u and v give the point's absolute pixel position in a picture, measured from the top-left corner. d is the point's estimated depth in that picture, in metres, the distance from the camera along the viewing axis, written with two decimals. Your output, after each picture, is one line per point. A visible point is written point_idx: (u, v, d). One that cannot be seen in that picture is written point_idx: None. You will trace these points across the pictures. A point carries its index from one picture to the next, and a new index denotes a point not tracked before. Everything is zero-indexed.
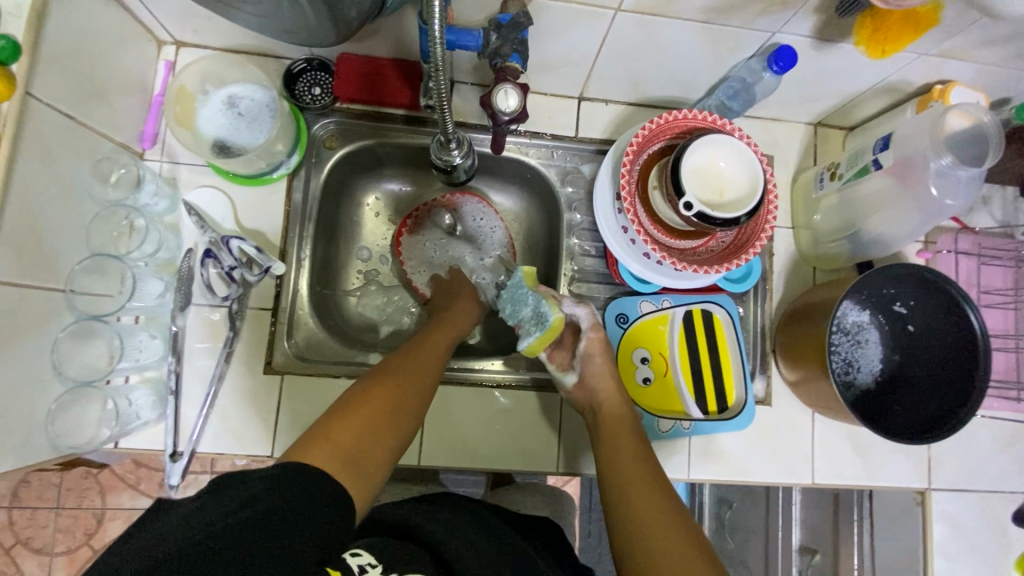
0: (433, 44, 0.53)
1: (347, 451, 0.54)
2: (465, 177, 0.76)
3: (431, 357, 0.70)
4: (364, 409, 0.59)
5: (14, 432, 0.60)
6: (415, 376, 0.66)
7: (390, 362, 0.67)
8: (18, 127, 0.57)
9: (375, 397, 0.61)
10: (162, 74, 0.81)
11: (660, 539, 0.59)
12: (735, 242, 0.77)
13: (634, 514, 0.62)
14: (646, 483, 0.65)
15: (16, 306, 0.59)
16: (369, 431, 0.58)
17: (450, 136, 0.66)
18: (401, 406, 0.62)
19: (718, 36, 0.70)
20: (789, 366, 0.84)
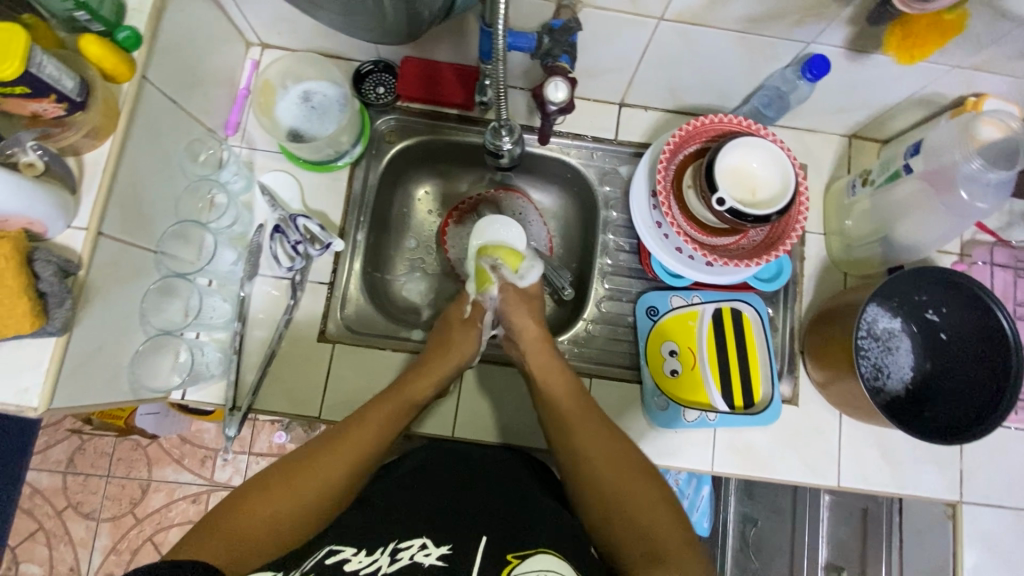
0: (497, 40, 0.59)
1: (240, 540, 0.58)
2: (511, 164, 0.82)
3: (365, 438, 0.69)
4: (275, 493, 0.62)
5: (104, 369, 0.68)
6: (340, 459, 0.66)
7: (321, 442, 0.68)
8: (134, 104, 0.67)
9: (285, 484, 0.63)
10: (248, 71, 0.91)
11: (605, 471, 0.69)
12: (767, 239, 0.80)
13: (585, 457, 0.71)
14: (602, 454, 0.71)
15: (118, 259, 0.68)
16: (272, 519, 0.60)
17: (502, 123, 0.71)
18: (318, 489, 0.63)
19: (755, 46, 0.75)
20: (816, 366, 0.85)
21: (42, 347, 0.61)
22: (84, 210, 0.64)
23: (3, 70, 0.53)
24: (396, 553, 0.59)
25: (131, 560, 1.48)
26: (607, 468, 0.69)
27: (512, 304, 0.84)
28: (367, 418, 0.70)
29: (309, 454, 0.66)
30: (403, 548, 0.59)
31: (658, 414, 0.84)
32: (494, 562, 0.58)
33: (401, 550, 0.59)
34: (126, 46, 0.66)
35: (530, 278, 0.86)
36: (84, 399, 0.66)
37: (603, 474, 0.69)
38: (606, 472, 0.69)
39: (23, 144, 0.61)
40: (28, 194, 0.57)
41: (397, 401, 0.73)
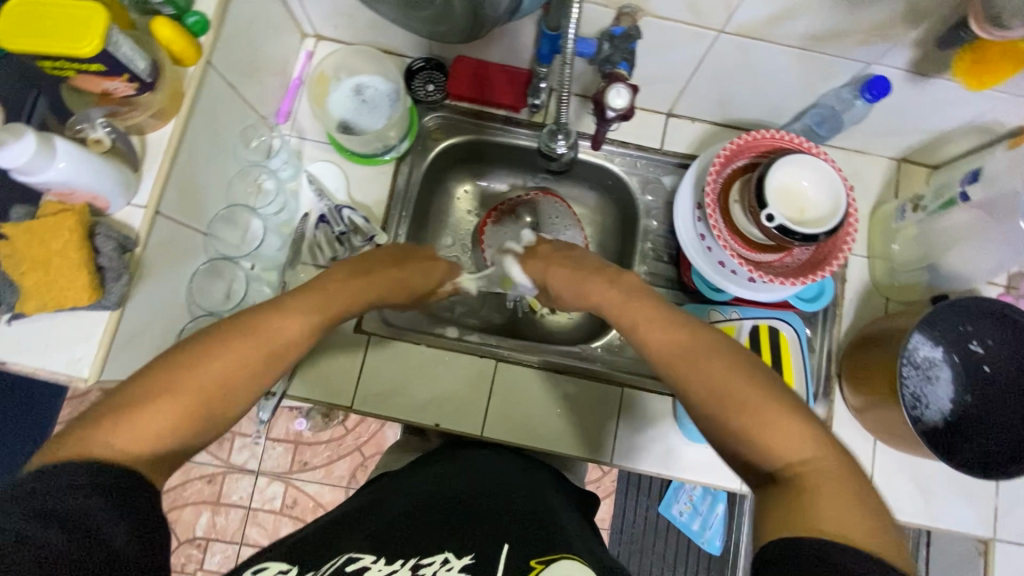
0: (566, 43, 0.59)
1: (142, 441, 0.45)
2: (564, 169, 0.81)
3: (285, 329, 0.56)
4: (176, 389, 0.48)
5: (151, 346, 0.70)
6: (255, 347, 0.53)
7: (224, 326, 0.53)
8: (198, 88, 0.68)
9: (189, 374, 0.49)
10: (302, 61, 0.92)
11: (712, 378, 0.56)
12: (813, 258, 0.79)
13: (680, 369, 0.58)
14: (717, 367, 0.56)
15: (171, 238, 0.69)
16: (179, 416, 0.47)
17: (559, 126, 0.71)
18: (236, 378, 0.51)
19: (813, 64, 0.75)
20: (853, 391, 0.84)
21: (96, 320, 0.62)
22: (143, 188, 0.65)
23: (82, 47, 0.54)
24: (418, 569, 0.55)
25: None
26: (698, 369, 0.57)
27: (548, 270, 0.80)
28: (282, 311, 0.57)
29: (215, 337, 0.52)
30: (426, 563, 0.55)
31: (689, 428, 0.83)
32: (521, 563, 0.55)
33: (422, 566, 0.54)
34: (194, 31, 0.68)
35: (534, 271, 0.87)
36: (130, 373, 0.67)
37: (725, 388, 0.54)
38: (732, 387, 0.54)
39: (93, 122, 0.63)
40: (96, 169, 0.59)
41: (341, 297, 0.65)
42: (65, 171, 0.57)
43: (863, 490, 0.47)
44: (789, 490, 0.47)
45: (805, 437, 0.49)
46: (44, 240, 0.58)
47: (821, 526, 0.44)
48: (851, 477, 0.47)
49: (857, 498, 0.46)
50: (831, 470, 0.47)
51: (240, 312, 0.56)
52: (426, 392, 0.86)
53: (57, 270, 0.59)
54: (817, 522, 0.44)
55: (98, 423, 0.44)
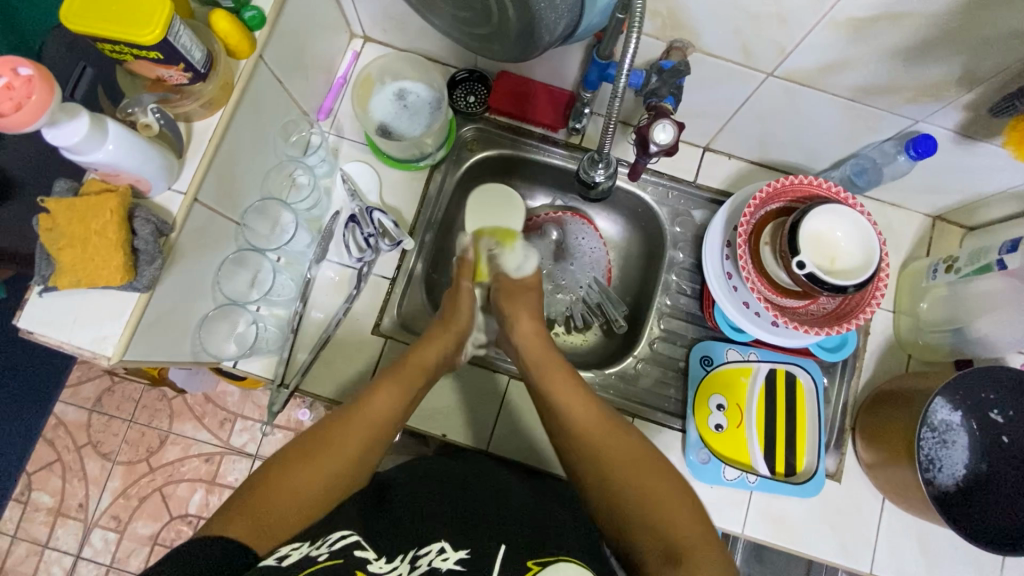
0: (618, 75, 0.59)
1: (254, 521, 0.54)
2: (600, 197, 0.80)
3: (371, 413, 0.68)
4: (280, 484, 0.58)
5: (174, 329, 0.70)
6: (345, 439, 0.64)
7: (316, 432, 0.65)
8: (247, 80, 0.69)
9: (293, 471, 0.60)
10: (348, 61, 0.93)
11: (614, 447, 0.68)
12: (838, 310, 0.79)
13: (592, 437, 0.69)
14: (625, 461, 0.66)
15: (206, 225, 0.70)
16: (280, 504, 0.57)
17: (601, 155, 0.71)
18: (329, 467, 0.61)
19: (859, 115, 0.75)
20: (866, 447, 0.83)
21: (125, 301, 0.63)
22: (185, 175, 0.66)
23: (144, 35, 0.55)
24: (417, 560, 0.55)
25: (139, 508, 1.45)
26: (609, 443, 0.68)
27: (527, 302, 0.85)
28: (371, 397, 0.69)
29: (310, 441, 0.63)
30: (422, 554, 0.56)
31: (698, 468, 0.82)
32: (517, 559, 0.57)
33: (420, 557, 0.55)
34: (250, 25, 0.69)
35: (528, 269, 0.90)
36: (151, 354, 0.68)
37: (632, 478, 0.64)
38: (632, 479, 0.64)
39: (143, 107, 0.64)
40: (143, 155, 0.59)
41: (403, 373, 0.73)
42: (112, 154, 0.57)
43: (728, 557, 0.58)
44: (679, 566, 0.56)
45: (692, 521, 0.60)
46: (85, 217, 0.59)
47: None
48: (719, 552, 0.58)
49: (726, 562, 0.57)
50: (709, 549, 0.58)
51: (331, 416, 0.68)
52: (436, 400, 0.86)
53: (94, 249, 0.59)
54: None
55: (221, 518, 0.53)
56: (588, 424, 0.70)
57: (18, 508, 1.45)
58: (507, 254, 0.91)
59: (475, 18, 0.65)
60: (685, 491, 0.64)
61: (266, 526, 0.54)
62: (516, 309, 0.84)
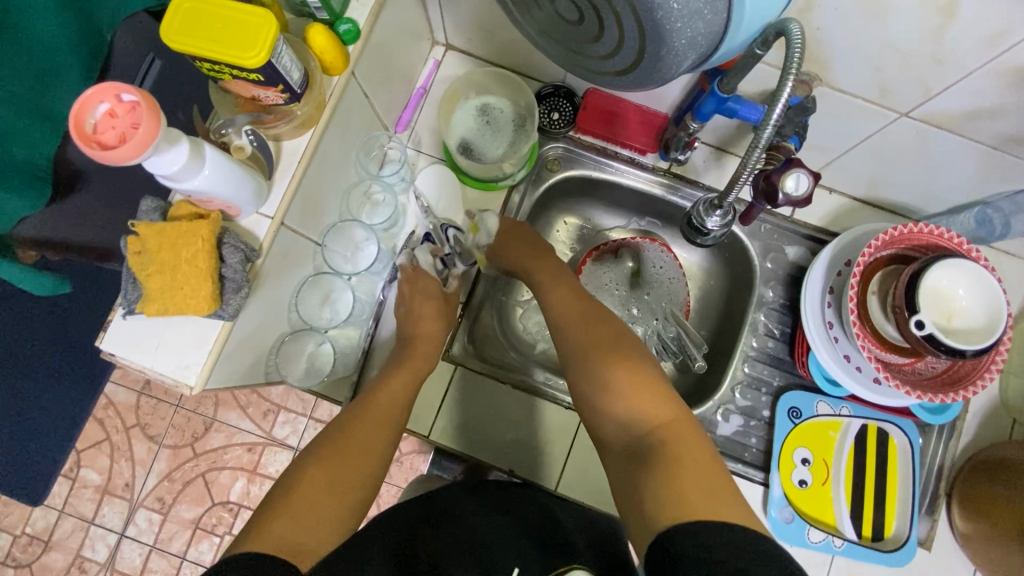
0: (764, 125, 0.53)
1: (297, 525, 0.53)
2: (709, 244, 0.74)
3: (384, 420, 0.68)
4: (308, 489, 0.57)
5: (251, 353, 0.68)
6: (365, 435, 0.65)
7: (334, 437, 0.64)
8: (337, 97, 0.66)
9: (323, 480, 0.59)
10: (428, 70, 0.88)
11: (584, 330, 0.72)
12: (948, 372, 0.72)
13: (566, 327, 0.73)
14: (611, 367, 0.66)
15: (289, 248, 0.68)
16: (315, 508, 0.56)
17: (723, 202, 0.65)
18: (354, 471, 0.61)
19: (996, 163, 0.68)
20: (965, 517, 0.77)
21: (209, 329, 0.60)
22: (273, 198, 0.63)
23: (248, 58, 0.52)
24: None
25: (183, 492, 1.44)
26: (582, 330, 0.72)
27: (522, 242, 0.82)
28: (382, 393, 0.70)
29: (333, 448, 0.63)
30: None
31: (780, 526, 0.78)
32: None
33: None
34: (345, 39, 0.65)
35: (492, 224, 0.82)
36: (230, 378, 0.66)
37: (625, 392, 0.63)
38: (626, 397, 0.63)
39: (238, 128, 0.61)
40: (236, 181, 0.56)
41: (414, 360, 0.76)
42: (209, 180, 0.54)
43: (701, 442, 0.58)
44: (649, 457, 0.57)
45: (665, 406, 0.61)
46: (177, 244, 0.57)
47: (688, 505, 0.50)
48: (695, 438, 0.57)
49: (699, 445, 0.57)
50: (694, 460, 0.55)
51: (343, 417, 0.68)
52: (505, 435, 0.82)
53: (184, 277, 0.57)
54: (708, 509, 0.49)
55: (247, 533, 0.51)
56: (577, 352, 0.70)
57: (66, 484, 1.47)
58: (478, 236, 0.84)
59: (586, 28, 0.52)
60: (677, 407, 0.61)
61: (308, 524, 0.54)
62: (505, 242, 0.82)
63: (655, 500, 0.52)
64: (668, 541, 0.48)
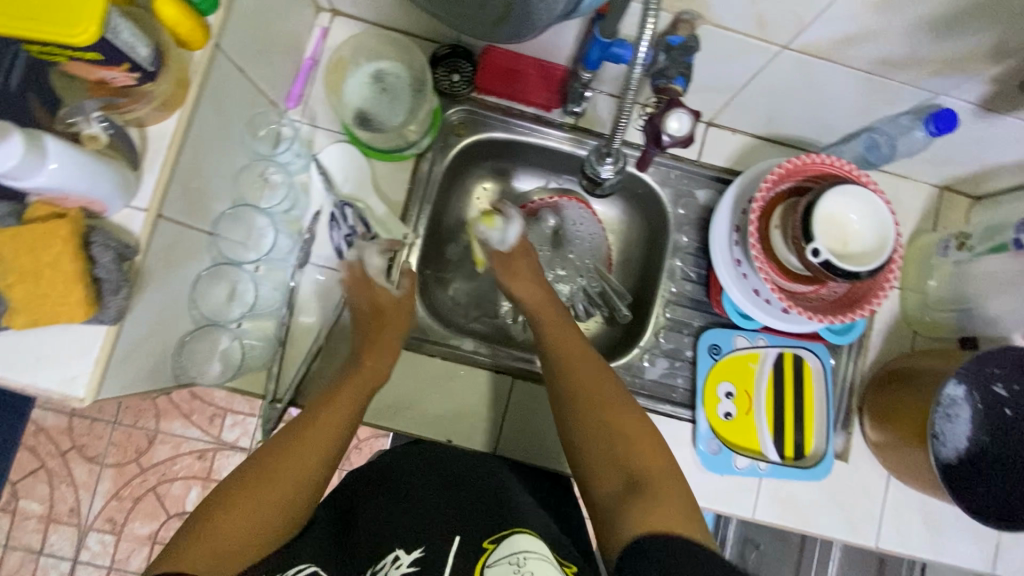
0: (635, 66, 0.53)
1: (213, 554, 0.55)
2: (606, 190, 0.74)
3: (329, 437, 0.64)
4: (245, 500, 0.58)
5: (150, 358, 0.64)
6: (307, 450, 0.62)
7: (272, 451, 0.62)
8: (203, 74, 0.61)
9: (245, 504, 0.58)
10: (315, 39, 0.83)
11: (575, 363, 0.72)
12: (848, 295, 0.76)
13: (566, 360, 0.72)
14: (606, 408, 0.68)
15: (175, 241, 0.63)
16: (256, 519, 0.58)
17: (611, 149, 0.65)
18: (299, 480, 0.61)
19: (877, 87, 0.70)
20: (875, 427, 0.83)
21: (92, 335, 0.56)
22: (144, 189, 0.59)
23: (78, 35, 0.47)
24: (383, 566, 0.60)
25: (134, 509, 1.38)
26: (575, 368, 0.71)
27: (514, 273, 0.80)
28: (329, 409, 0.66)
29: (269, 459, 0.61)
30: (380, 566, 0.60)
31: (708, 458, 0.81)
32: (476, 538, 0.62)
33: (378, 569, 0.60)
34: (202, 8, 0.59)
35: (513, 237, 0.81)
36: (130, 385, 0.63)
37: (614, 430, 0.67)
38: (620, 437, 0.66)
39: (87, 115, 0.56)
40: (92, 171, 0.52)
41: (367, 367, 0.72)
42: (56, 175, 0.50)
43: (675, 472, 0.64)
44: (640, 495, 0.61)
45: (655, 451, 0.65)
46: (35, 248, 0.53)
47: (652, 527, 0.57)
48: (679, 484, 0.62)
49: (679, 484, 0.62)
50: (678, 508, 0.59)
51: (287, 430, 0.65)
52: (439, 407, 0.82)
53: (49, 283, 0.53)
54: (668, 527, 0.57)
55: (172, 551, 0.54)
56: (571, 385, 0.71)
57: (5, 518, 1.38)
58: (491, 234, 0.82)
59: None
60: (665, 450, 0.66)
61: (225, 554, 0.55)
62: (509, 267, 0.80)
63: (631, 528, 0.58)
64: (632, 556, 0.55)
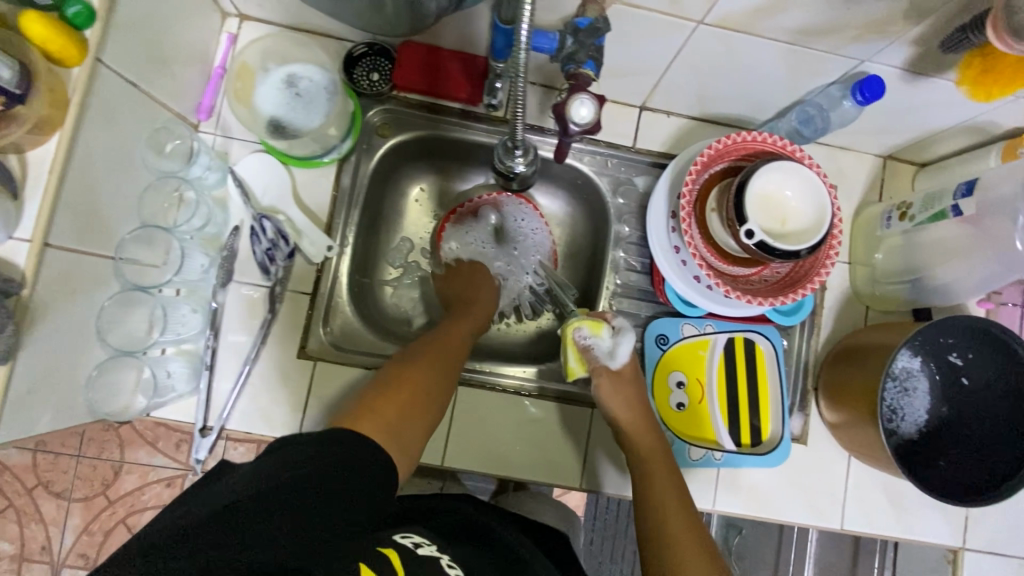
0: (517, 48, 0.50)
1: (387, 428, 0.58)
2: (521, 186, 0.73)
3: (460, 348, 0.73)
4: (405, 393, 0.63)
5: (56, 395, 0.61)
6: (447, 351, 0.71)
7: (415, 354, 0.69)
8: (85, 92, 0.57)
9: (406, 391, 0.63)
10: (223, 46, 0.79)
11: (666, 492, 0.68)
12: (790, 276, 0.73)
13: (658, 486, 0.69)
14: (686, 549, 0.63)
15: (71, 270, 0.60)
16: (408, 412, 0.61)
17: (517, 142, 0.63)
18: (444, 381, 0.68)
19: (801, 58, 0.67)
20: (830, 407, 0.80)
21: None
22: (26, 219, 0.55)
23: None
24: None
25: (104, 545, 1.28)
26: (668, 500, 0.67)
27: (608, 392, 0.74)
28: (454, 328, 0.75)
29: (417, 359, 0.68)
30: None
31: None
32: None
33: None
34: (77, 23, 0.56)
35: (622, 354, 0.76)
36: (35, 426, 0.59)
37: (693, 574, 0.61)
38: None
39: None
40: None
41: (475, 312, 0.81)
42: None
43: None
44: None
45: None
46: None
47: None
48: None
49: None
50: None
51: (422, 340, 0.72)
52: None
53: None
54: None
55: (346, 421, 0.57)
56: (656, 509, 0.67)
57: None
58: (602, 345, 0.77)
59: None
60: None
61: (395, 431, 0.59)
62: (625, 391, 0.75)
63: None
64: None
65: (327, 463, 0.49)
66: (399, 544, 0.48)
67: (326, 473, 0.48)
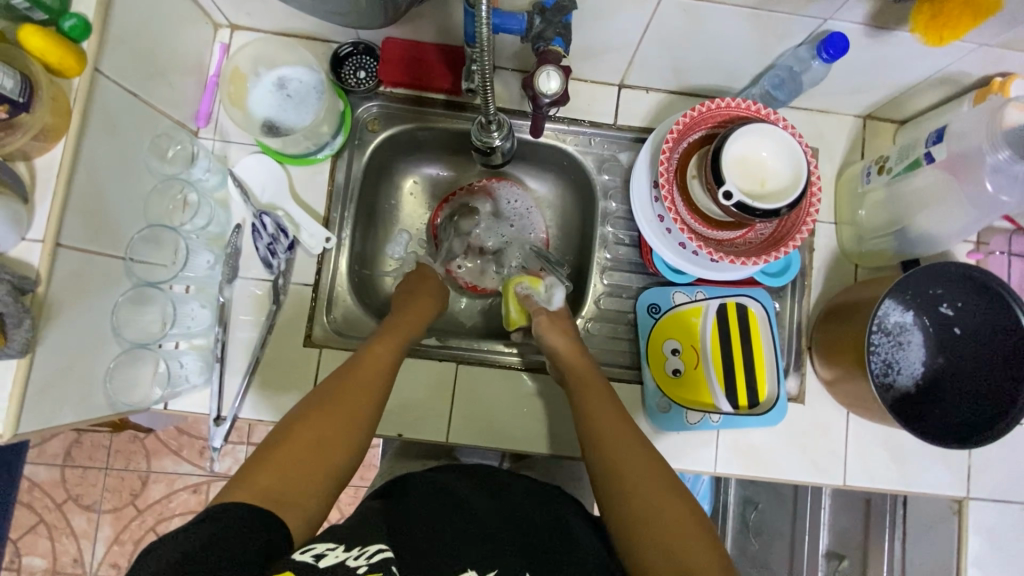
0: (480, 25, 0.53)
1: (278, 484, 0.52)
2: (503, 160, 0.80)
3: (372, 373, 0.66)
4: (291, 457, 0.55)
5: (76, 389, 0.64)
6: (356, 383, 0.64)
7: (321, 394, 0.62)
8: (86, 101, 0.61)
9: (305, 439, 0.57)
10: (217, 55, 0.84)
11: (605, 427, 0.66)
12: (774, 234, 0.75)
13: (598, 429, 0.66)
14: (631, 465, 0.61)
15: (82, 269, 0.63)
16: (296, 474, 0.54)
17: (491, 118, 0.70)
18: (349, 422, 0.60)
19: (767, 23, 0.69)
20: (825, 364, 0.81)
21: (4, 371, 0.56)
22: (38, 220, 0.59)
23: None
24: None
25: (135, 552, 1.31)
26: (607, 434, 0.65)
27: (545, 326, 0.77)
28: (368, 355, 0.68)
29: (323, 400, 0.61)
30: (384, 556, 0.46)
31: (659, 416, 0.81)
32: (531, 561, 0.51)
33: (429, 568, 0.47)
34: (74, 36, 0.60)
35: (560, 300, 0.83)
36: (57, 417, 0.63)
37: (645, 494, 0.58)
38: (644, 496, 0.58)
39: None
40: None
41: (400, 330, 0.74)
42: None
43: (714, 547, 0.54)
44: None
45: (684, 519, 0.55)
46: None
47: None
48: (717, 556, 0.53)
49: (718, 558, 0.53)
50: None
51: (336, 376, 0.65)
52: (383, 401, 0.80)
53: None
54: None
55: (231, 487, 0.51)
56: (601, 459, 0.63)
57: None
58: (540, 293, 0.84)
59: None
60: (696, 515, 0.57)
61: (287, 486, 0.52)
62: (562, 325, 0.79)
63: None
64: None
65: (207, 532, 0.44)
66: (296, 563, 0.43)
67: (209, 542, 0.43)
